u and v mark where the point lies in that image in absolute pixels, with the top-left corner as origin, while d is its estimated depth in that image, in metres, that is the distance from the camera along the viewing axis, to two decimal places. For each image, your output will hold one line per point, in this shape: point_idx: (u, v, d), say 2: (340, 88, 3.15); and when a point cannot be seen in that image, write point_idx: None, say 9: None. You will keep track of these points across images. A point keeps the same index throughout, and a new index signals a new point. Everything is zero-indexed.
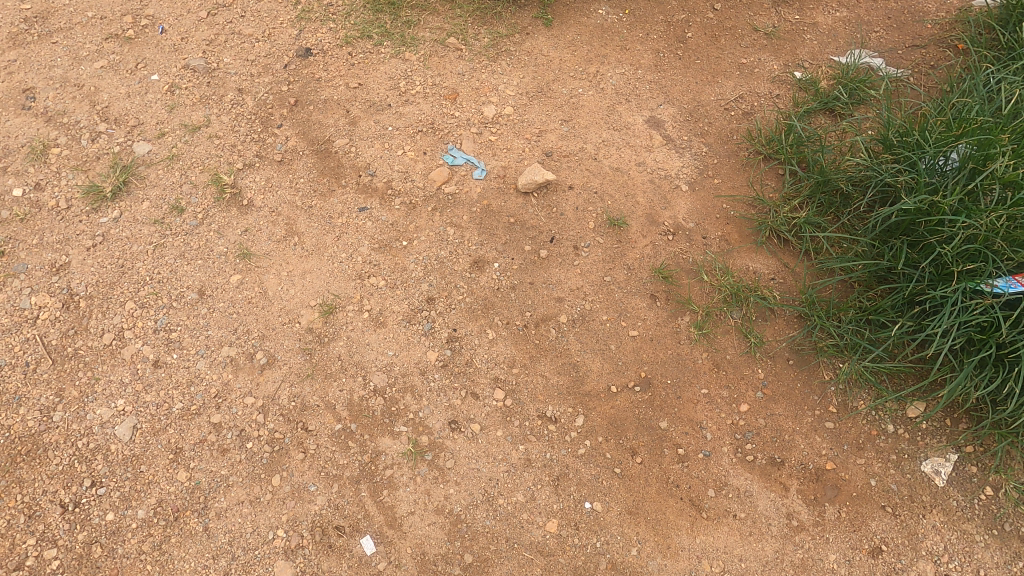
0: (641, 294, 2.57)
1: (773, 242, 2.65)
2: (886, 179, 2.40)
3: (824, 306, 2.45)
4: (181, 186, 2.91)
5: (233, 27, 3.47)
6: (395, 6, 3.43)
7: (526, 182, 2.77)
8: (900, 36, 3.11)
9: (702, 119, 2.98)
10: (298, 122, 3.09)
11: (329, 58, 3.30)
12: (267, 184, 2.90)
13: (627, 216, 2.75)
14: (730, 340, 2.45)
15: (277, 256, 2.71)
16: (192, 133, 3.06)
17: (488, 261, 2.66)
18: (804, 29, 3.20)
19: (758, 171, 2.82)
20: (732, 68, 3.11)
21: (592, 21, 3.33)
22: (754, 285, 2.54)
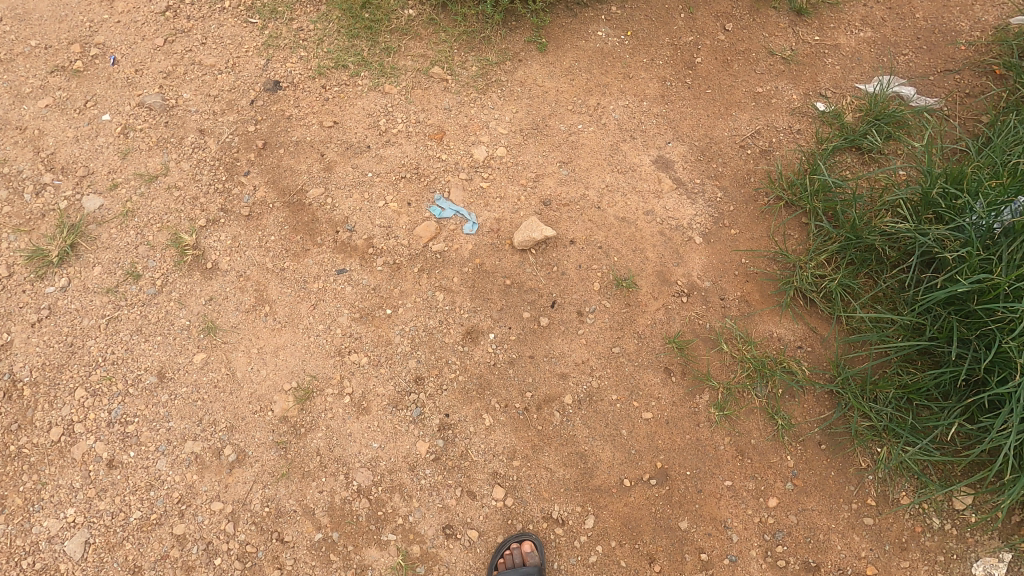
0: (654, 368, 2.30)
1: (799, 303, 2.39)
2: (932, 242, 2.14)
3: (859, 383, 2.19)
4: (137, 247, 2.59)
5: (192, 56, 3.12)
6: (371, 29, 3.08)
7: (523, 240, 2.48)
8: (932, 59, 2.81)
9: (716, 159, 2.69)
10: (267, 168, 2.77)
11: (300, 92, 2.97)
12: (233, 244, 2.60)
13: (636, 274, 2.47)
14: (754, 421, 2.20)
15: (245, 330, 2.41)
16: (149, 184, 2.74)
17: (482, 332, 2.38)
18: (825, 52, 2.89)
19: (779, 219, 2.54)
20: (748, 98, 2.81)
21: (592, 44, 3.00)
22: (779, 356, 2.28)
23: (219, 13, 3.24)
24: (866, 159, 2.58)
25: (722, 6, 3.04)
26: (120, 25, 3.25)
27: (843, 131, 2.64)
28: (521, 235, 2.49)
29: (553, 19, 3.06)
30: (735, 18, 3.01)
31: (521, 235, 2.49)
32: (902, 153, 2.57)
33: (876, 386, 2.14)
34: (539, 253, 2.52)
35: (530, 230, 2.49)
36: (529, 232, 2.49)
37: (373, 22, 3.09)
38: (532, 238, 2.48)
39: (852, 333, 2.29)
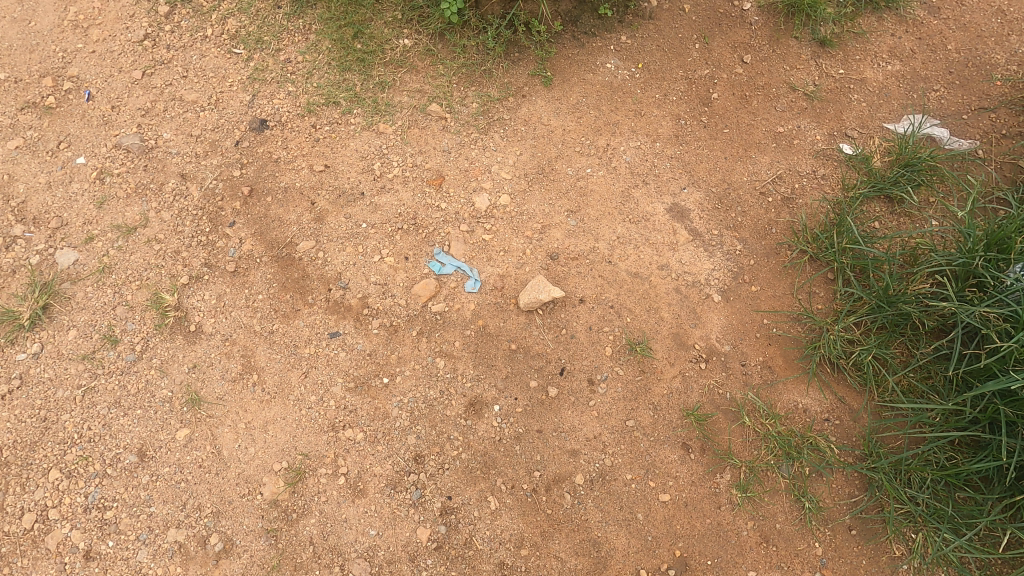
0: (671, 443, 2.14)
1: (826, 370, 2.22)
2: (973, 315, 1.99)
3: (891, 460, 2.03)
4: (115, 307, 2.42)
5: (173, 91, 2.92)
6: (364, 62, 2.88)
7: (528, 300, 2.31)
8: (965, 96, 2.64)
9: (734, 207, 2.52)
10: (254, 218, 2.59)
11: (289, 132, 2.78)
12: (217, 303, 2.42)
13: (650, 337, 2.31)
14: (780, 504, 2.04)
15: (232, 402, 2.25)
16: (127, 237, 2.56)
17: (486, 403, 2.22)
18: (849, 87, 2.71)
19: (804, 275, 2.37)
20: (768, 139, 2.64)
21: (600, 78, 2.81)
22: (806, 431, 2.12)
23: (201, 43, 3.05)
24: (896, 209, 2.41)
25: (739, 36, 2.85)
26: (96, 56, 3.04)
27: (871, 177, 2.48)
28: (527, 295, 2.32)
29: (559, 50, 2.87)
30: (752, 49, 2.82)
31: (527, 294, 2.32)
32: (934, 203, 2.41)
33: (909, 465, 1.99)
34: (546, 313, 2.35)
35: (538, 290, 2.32)
36: (536, 292, 2.32)
37: (366, 54, 2.89)
38: (538, 298, 2.31)
39: (882, 404, 2.14)
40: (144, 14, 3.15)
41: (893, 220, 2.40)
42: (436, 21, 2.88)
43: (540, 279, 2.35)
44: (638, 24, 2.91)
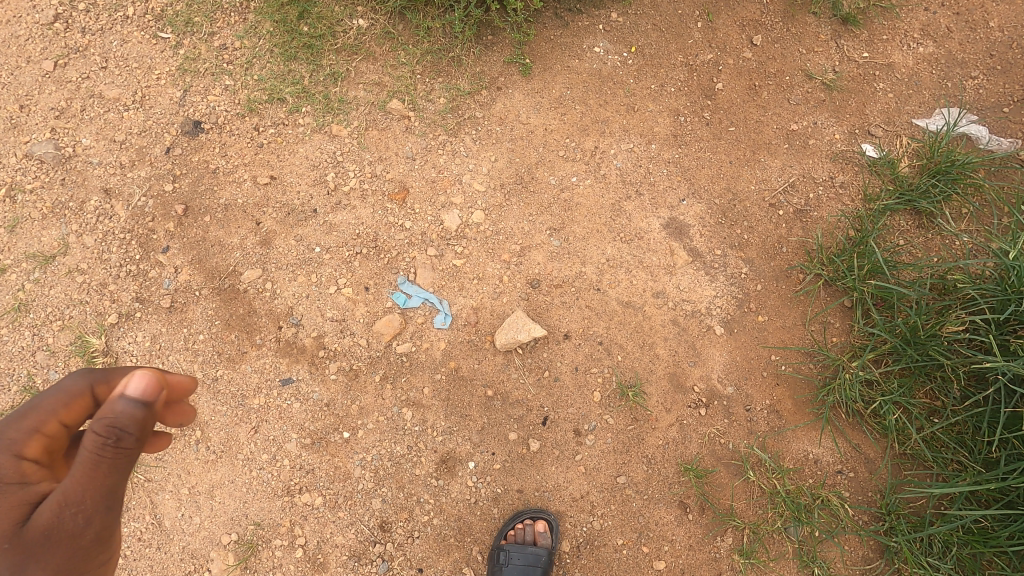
0: (667, 502, 1.93)
1: (840, 415, 1.98)
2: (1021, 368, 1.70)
3: (911, 521, 1.83)
4: (35, 353, 2.14)
5: (89, 85, 2.50)
6: (312, 48, 2.46)
7: (505, 339, 2.03)
8: (1008, 84, 2.28)
9: (740, 221, 2.20)
10: (190, 242, 2.26)
11: (228, 136, 2.40)
12: (152, 347, 2.14)
13: (644, 379, 2.04)
14: (785, 568, 1.86)
15: (172, 463, 2.00)
16: (45, 267, 2.23)
17: (459, 459, 1.97)
18: (874, 74, 2.33)
19: (818, 303, 2.08)
20: (780, 138, 2.28)
21: (588, 66, 2.41)
22: (817, 488, 1.90)
23: (121, 25, 2.58)
24: (923, 224, 2.12)
25: (749, 11, 2.44)
26: None
27: (896, 185, 2.15)
28: (504, 333, 2.04)
29: (539, 31, 2.45)
30: (764, 28, 2.41)
31: (504, 333, 2.04)
32: (967, 216, 2.11)
33: (933, 529, 1.77)
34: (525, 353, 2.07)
35: (515, 327, 2.04)
36: (512, 330, 2.04)
37: (313, 38, 2.46)
38: (515, 338, 2.03)
39: (902, 454, 1.92)
40: None
41: (919, 237, 2.10)
42: None
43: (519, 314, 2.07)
44: None
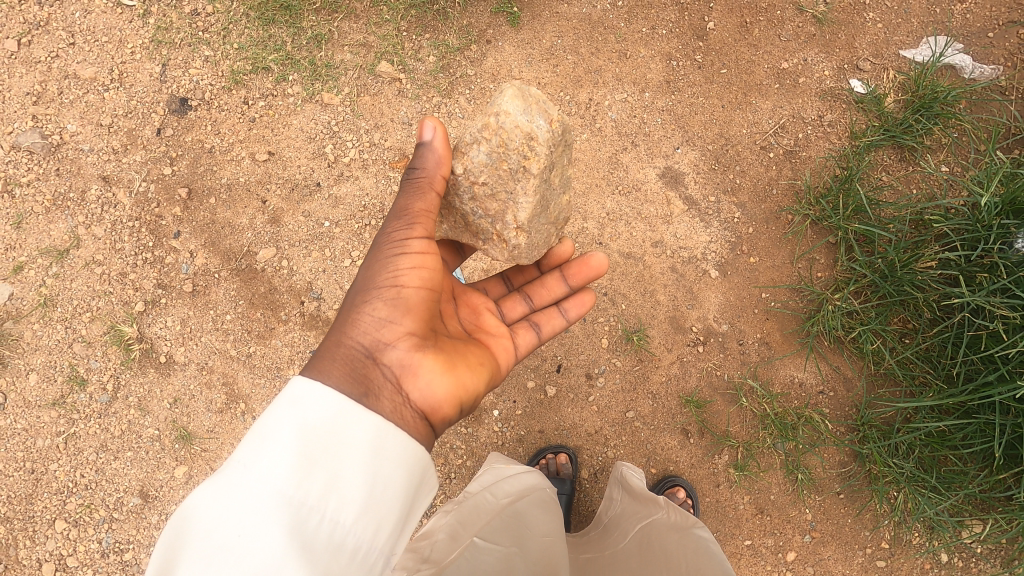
0: (671, 430, 2.19)
1: (824, 342, 2.19)
2: (980, 302, 1.87)
3: (881, 431, 2.10)
4: (72, 345, 2.24)
5: (62, 65, 2.38)
6: (291, 11, 2.37)
7: (510, 88, 1.42)
8: (994, 8, 2.31)
9: (732, 166, 2.29)
10: (200, 226, 2.31)
11: (217, 112, 2.36)
12: (183, 330, 2.26)
13: (647, 324, 2.22)
14: (774, 477, 2.15)
15: (224, 434, 2.21)
16: (61, 261, 2.27)
17: (485, 409, 2.20)
18: (863, 5, 2.36)
19: (805, 242, 2.23)
20: (770, 79, 2.33)
21: (577, 11, 2.38)
22: (802, 408, 2.16)
23: None
24: (904, 156, 2.22)
25: None
26: None
27: (881, 122, 2.23)
28: (523, 122, 1.39)
29: None
30: None
31: (525, 137, 1.39)
32: (946, 147, 2.20)
33: (899, 437, 2.04)
34: (524, 180, 1.43)
35: (483, 219, 1.53)
36: (470, 201, 1.51)
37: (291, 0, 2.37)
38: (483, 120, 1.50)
39: (877, 373, 2.16)
40: None
41: (900, 172, 2.22)
42: None
43: (573, 128, 1.48)
44: None
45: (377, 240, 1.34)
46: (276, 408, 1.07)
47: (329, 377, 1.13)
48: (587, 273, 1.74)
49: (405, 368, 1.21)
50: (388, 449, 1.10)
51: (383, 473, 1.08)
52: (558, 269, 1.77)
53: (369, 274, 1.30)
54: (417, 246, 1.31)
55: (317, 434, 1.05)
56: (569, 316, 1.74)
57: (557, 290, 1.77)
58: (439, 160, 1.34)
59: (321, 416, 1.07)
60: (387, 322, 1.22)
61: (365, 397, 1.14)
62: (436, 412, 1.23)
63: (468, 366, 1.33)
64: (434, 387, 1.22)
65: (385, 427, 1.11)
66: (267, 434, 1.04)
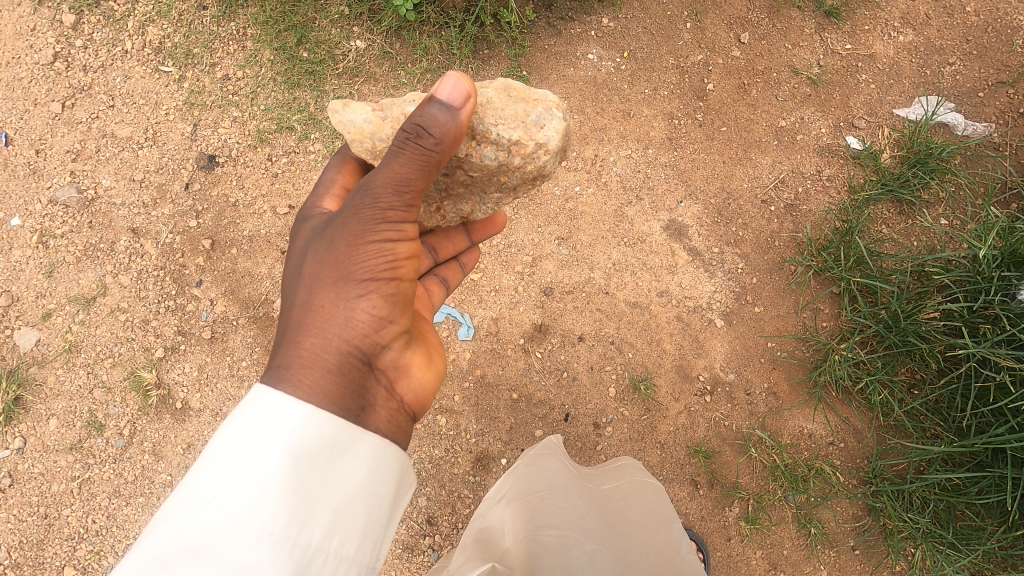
0: (679, 481, 2.18)
1: (832, 392, 2.19)
2: (985, 352, 1.88)
3: (894, 483, 2.08)
4: (92, 390, 2.30)
5: (101, 125, 2.55)
6: (315, 75, 2.53)
7: (558, 121, 1.39)
8: (983, 69, 2.41)
9: (735, 219, 2.36)
10: (222, 275, 2.40)
11: (243, 168, 2.50)
12: (200, 376, 2.32)
13: (653, 373, 2.24)
14: (786, 530, 2.11)
15: None
16: (87, 308, 2.37)
17: (494, 457, 2.20)
18: (856, 66, 2.48)
19: (809, 292, 2.27)
20: (769, 135, 2.43)
21: (583, 74, 2.52)
22: (812, 460, 2.14)
23: (122, 61, 2.61)
24: (903, 210, 2.29)
25: (735, 9, 2.55)
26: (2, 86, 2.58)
27: (879, 176, 2.31)
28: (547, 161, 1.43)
29: (533, 42, 2.54)
30: (751, 25, 2.53)
31: (540, 173, 1.45)
32: (943, 202, 2.26)
33: (912, 490, 2.02)
34: (504, 193, 1.55)
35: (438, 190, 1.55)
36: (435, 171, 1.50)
37: (316, 65, 2.53)
38: (512, 107, 1.39)
39: (886, 424, 2.15)
40: (47, 25, 2.63)
41: (900, 225, 2.27)
42: (390, 16, 2.50)
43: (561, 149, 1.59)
44: (621, 2, 2.57)
45: (365, 220, 1.23)
46: (263, 433, 1.05)
47: (326, 392, 1.14)
48: (489, 232, 1.88)
49: (399, 370, 1.29)
50: (384, 465, 1.16)
51: (380, 490, 1.13)
52: (463, 226, 1.84)
53: (350, 264, 1.23)
54: (410, 234, 1.29)
55: (311, 462, 1.05)
56: (465, 267, 1.92)
57: (462, 244, 1.87)
58: (459, 135, 1.25)
59: (315, 441, 1.07)
60: (377, 325, 1.23)
61: (362, 409, 1.18)
62: (421, 403, 1.35)
63: (438, 351, 1.45)
64: (421, 384, 1.33)
65: (382, 445, 1.16)
66: (255, 468, 1.01)
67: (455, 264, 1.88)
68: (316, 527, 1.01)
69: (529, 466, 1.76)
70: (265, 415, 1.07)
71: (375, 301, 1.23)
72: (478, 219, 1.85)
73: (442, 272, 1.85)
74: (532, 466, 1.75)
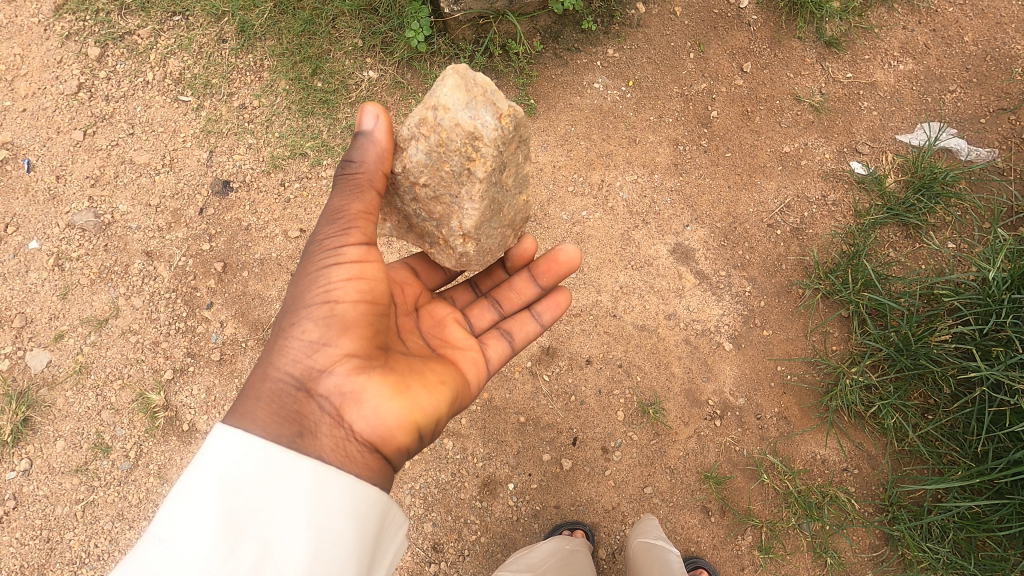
0: (690, 507, 2.14)
1: (844, 417, 2.16)
2: (997, 376, 1.86)
3: (912, 511, 2.02)
4: (100, 412, 2.31)
5: (120, 152, 2.63)
6: (329, 104, 2.61)
7: (451, 77, 1.35)
8: (983, 96, 2.45)
9: (741, 243, 2.37)
10: (232, 297, 2.43)
11: (256, 193, 2.55)
12: (208, 398, 2.32)
13: (662, 397, 2.22)
14: (801, 560, 2.06)
15: None
16: (99, 330, 2.39)
17: (501, 482, 2.17)
18: (858, 94, 2.53)
19: (817, 315, 2.27)
20: (773, 161, 2.46)
21: (589, 102, 2.58)
22: (826, 486, 2.10)
23: (143, 91, 2.71)
24: (910, 233, 2.29)
25: (737, 40, 2.62)
26: (28, 115, 2.67)
27: (884, 200, 2.33)
28: (464, 120, 1.34)
29: (541, 72, 2.61)
30: (753, 55, 2.59)
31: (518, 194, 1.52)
32: (949, 226, 2.28)
33: (930, 518, 1.97)
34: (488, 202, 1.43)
35: (427, 221, 1.54)
36: (413, 202, 1.52)
37: (329, 95, 2.61)
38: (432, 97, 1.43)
39: (901, 450, 2.11)
40: (73, 58, 2.74)
41: (907, 249, 2.28)
42: (402, 48, 2.59)
43: (526, 122, 1.41)
44: (625, 34, 2.65)
45: (309, 248, 1.36)
46: (207, 470, 1.16)
47: (259, 419, 1.23)
48: (557, 269, 1.72)
49: (345, 397, 1.26)
50: (327, 494, 1.18)
51: (321, 519, 1.16)
52: (527, 269, 1.77)
53: (291, 302, 1.34)
54: (351, 256, 1.35)
55: (242, 492, 1.14)
56: (541, 319, 1.77)
57: (529, 292, 1.78)
58: (379, 152, 1.35)
59: (246, 473, 1.16)
60: (314, 350, 1.28)
61: (299, 436, 1.23)
62: (389, 439, 1.28)
63: (423, 385, 1.36)
64: (380, 414, 1.26)
65: (322, 475, 1.19)
66: (191, 500, 1.12)
67: (525, 313, 1.77)
68: (242, 558, 1.08)
69: (560, 561, 1.89)
70: (208, 449, 1.18)
71: (310, 327, 1.29)
72: (540, 258, 1.75)
73: (508, 324, 1.75)
74: (562, 561, 1.89)
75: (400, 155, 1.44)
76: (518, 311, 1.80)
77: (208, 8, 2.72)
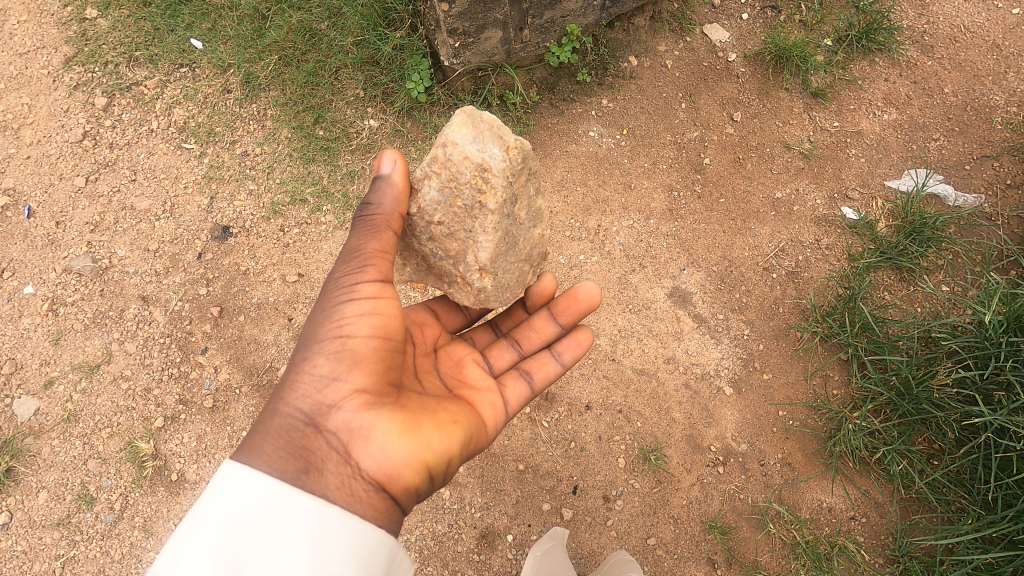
0: (696, 559, 2.07)
1: (849, 462, 2.12)
2: (1001, 420, 1.85)
3: (924, 562, 1.96)
4: (87, 461, 2.24)
5: (122, 198, 2.65)
6: (330, 151, 2.66)
7: (458, 115, 1.41)
8: (967, 144, 2.53)
9: (738, 286, 2.39)
10: (227, 342, 2.41)
11: (255, 239, 2.57)
12: (198, 447, 2.26)
13: (663, 443, 2.18)
14: None
15: None
16: (90, 376, 2.35)
17: (499, 533, 2.10)
18: (845, 141, 2.60)
19: (817, 358, 2.26)
20: (766, 206, 2.51)
21: (584, 149, 2.64)
22: (834, 536, 2.04)
23: (148, 138, 2.76)
24: (904, 276, 2.32)
25: (727, 91, 2.71)
26: (31, 162, 2.71)
27: (877, 245, 2.36)
28: (472, 153, 1.39)
29: (538, 120, 2.69)
30: (742, 105, 2.68)
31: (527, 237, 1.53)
32: (942, 269, 2.31)
33: (944, 570, 1.91)
34: (496, 241, 1.44)
35: (444, 260, 1.54)
36: (429, 243, 1.53)
37: (331, 142, 2.67)
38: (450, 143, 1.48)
39: (909, 497, 2.06)
40: (80, 107, 2.80)
41: (902, 291, 2.30)
42: (402, 98, 2.67)
43: (533, 154, 1.45)
44: (619, 85, 2.74)
45: (327, 285, 1.38)
46: (209, 506, 1.13)
47: (266, 454, 1.20)
48: (576, 307, 1.72)
49: (354, 434, 1.23)
50: (328, 534, 1.14)
51: (321, 560, 1.11)
52: (547, 309, 1.77)
53: (306, 338, 1.34)
54: (366, 292, 1.35)
55: (242, 529, 1.10)
56: (562, 359, 1.74)
57: (549, 332, 1.77)
58: (396, 195, 1.40)
59: (247, 510, 1.13)
60: (327, 385, 1.26)
61: (305, 472, 1.20)
62: (396, 479, 1.24)
63: (435, 423, 1.33)
64: (388, 451, 1.23)
65: (326, 513, 1.16)
66: (192, 538, 1.09)
67: (546, 353, 1.74)
68: None
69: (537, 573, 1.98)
70: (213, 486, 1.16)
71: (323, 363, 1.28)
72: (560, 298, 1.75)
73: (528, 363, 1.73)
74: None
75: (416, 198, 1.47)
76: (537, 351, 1.78)
77: (214, 60, 2.81)
